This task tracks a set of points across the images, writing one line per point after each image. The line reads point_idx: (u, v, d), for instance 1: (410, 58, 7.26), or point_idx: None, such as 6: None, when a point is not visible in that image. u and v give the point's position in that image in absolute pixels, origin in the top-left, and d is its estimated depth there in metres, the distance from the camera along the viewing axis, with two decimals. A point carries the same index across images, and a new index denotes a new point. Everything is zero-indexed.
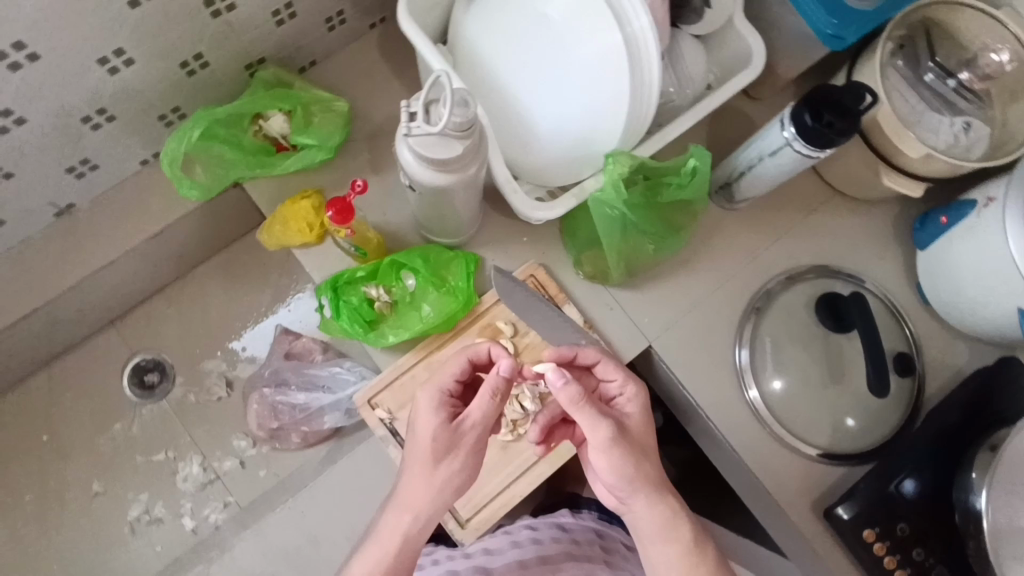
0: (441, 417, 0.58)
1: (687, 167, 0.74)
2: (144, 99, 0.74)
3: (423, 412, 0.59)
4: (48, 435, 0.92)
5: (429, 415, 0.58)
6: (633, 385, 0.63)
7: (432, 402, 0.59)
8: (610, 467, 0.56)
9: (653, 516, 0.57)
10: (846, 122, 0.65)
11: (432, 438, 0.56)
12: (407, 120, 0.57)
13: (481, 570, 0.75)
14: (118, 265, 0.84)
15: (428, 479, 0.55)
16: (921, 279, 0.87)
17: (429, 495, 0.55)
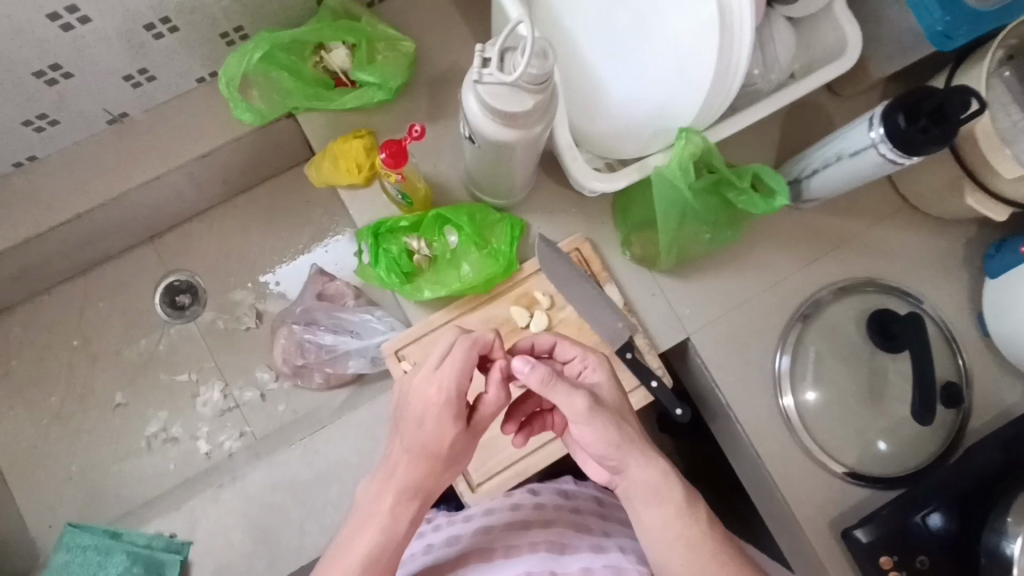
0: (453, 422, 0.54)
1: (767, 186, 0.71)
2: (209, 13, 0.72)
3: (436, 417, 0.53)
4: (78, 340, 0.93)
5: (440, 418, 0.53)
6: (595, 356, 0.61)
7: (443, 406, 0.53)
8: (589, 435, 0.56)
9: (644, 478, 0.57)
10: (944, 129, 0.60)
11: (446, 441, 0.54)
12: (480, 65, 0.53)
13: (482, 529, 0.69)
14: (164, 181, 0.83)
15: (433, 473, 0.55)
16: (985, 308, 0.82)
17: (432, 483, 0.55)
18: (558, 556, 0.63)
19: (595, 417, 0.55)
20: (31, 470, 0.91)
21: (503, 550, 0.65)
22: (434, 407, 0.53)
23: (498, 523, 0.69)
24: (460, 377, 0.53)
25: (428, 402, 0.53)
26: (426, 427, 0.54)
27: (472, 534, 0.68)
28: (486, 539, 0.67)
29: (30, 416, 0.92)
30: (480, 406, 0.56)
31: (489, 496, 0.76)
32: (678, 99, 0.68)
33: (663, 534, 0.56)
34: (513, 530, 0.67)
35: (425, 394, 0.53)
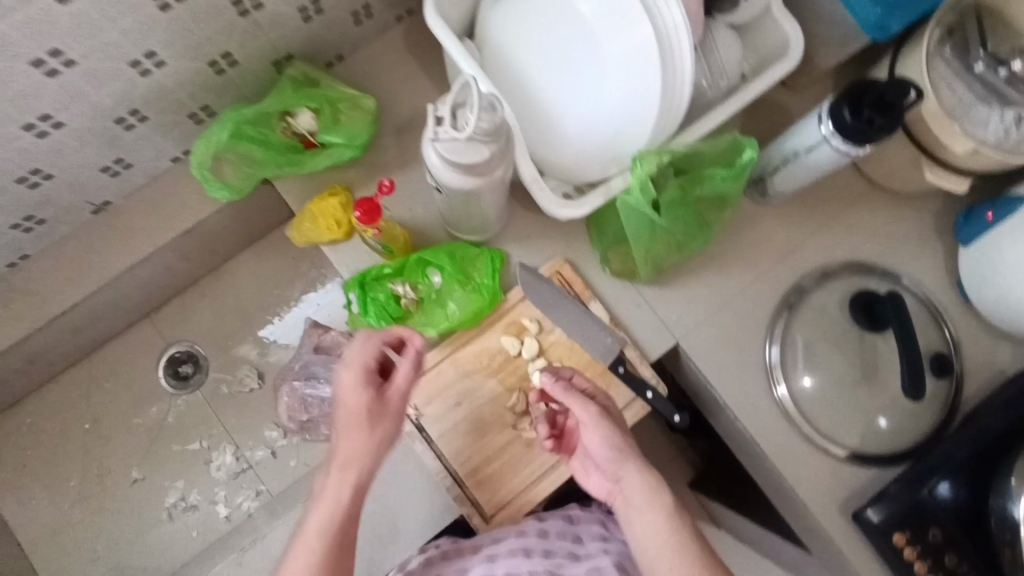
0: (368, 390, 0.64)
1: (742, 159, 0.72)
2: (175, 98, 0.75)
3: (352, 389, 0.64)
4: (89, 423, 0.96)
5: (358, 386, 0.64)
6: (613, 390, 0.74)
7: (356, 379, 0.64)
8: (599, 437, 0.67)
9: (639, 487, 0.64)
10: (888, 118, 0.62)
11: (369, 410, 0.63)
12: (434, 124, 0.56)
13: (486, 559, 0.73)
14: (152, 260, 0.86)
15: (365, 441, 0.63)
16: (963, 276, 0.83)
17: (370, 452, 0.64)
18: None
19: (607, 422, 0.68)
20: (59, 556, 0.93)
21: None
22: (350, 381, 0.64)
23: (502, 551, 0.73)
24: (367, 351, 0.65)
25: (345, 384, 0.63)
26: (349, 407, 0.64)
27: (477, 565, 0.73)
28: (489, 571, 0.72)
29: (50, 504, 0.94)
30: (392, 385, 0.65)
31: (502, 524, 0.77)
32: (631, 120, 0.70)
33: (657, 538, 0.62)
34: (516, 559, 0.72)
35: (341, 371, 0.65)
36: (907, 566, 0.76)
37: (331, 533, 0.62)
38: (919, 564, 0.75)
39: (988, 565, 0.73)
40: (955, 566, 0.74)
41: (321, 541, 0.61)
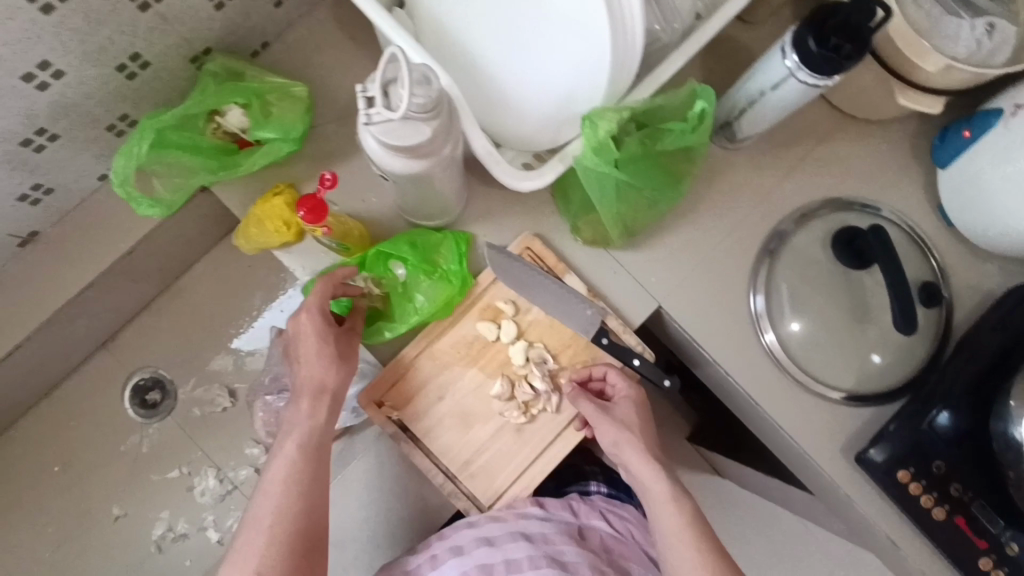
0: (331, 331, 0.69)
1: (696, 110, 0.69)
2: (87, 110, 0.69)
3: (317, 330, 0.68)
4: (59, 464, 0.91)
5: (324, 327, 0.69)
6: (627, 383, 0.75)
7: (320, 321, 0.69)
8: (608, 434, 0.72)
9: (650, 481, 0.71)
10: (856, 44, 0.58)
11: (325, 341, 0.68)
12: (365, 106, 0.50)
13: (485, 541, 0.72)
14: (95, 288, 0.80)
15: (324, 367, 0.68)
16: (944, 200, 0.81)
17: (331, 379, 0.69)
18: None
19: (616, 421, 0.73)
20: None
21: (505, 567, 0.72)
22: (316, 324, 0.68)
23: (502, 534, 0.72)
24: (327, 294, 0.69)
25: (308, 324, 0.68)
26: (308, 342, 0.69)
27: (476, 548, 0.72)
28: (490, 555, 0.72)
29: (30, 553, 0.90)
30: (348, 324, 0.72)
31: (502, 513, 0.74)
32: (584, 76, 0.65)
33: (669, 526, 0.69)
34: (518, 544, 0.72)
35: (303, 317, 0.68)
36: (915, 501, 0.75)
37: (303, 454, 0.67)
38: (926, 497, 0.74)
39: (993, 489, 0.73)
40: (960, 494, 0.74)
41: (295, 462, 0.67)
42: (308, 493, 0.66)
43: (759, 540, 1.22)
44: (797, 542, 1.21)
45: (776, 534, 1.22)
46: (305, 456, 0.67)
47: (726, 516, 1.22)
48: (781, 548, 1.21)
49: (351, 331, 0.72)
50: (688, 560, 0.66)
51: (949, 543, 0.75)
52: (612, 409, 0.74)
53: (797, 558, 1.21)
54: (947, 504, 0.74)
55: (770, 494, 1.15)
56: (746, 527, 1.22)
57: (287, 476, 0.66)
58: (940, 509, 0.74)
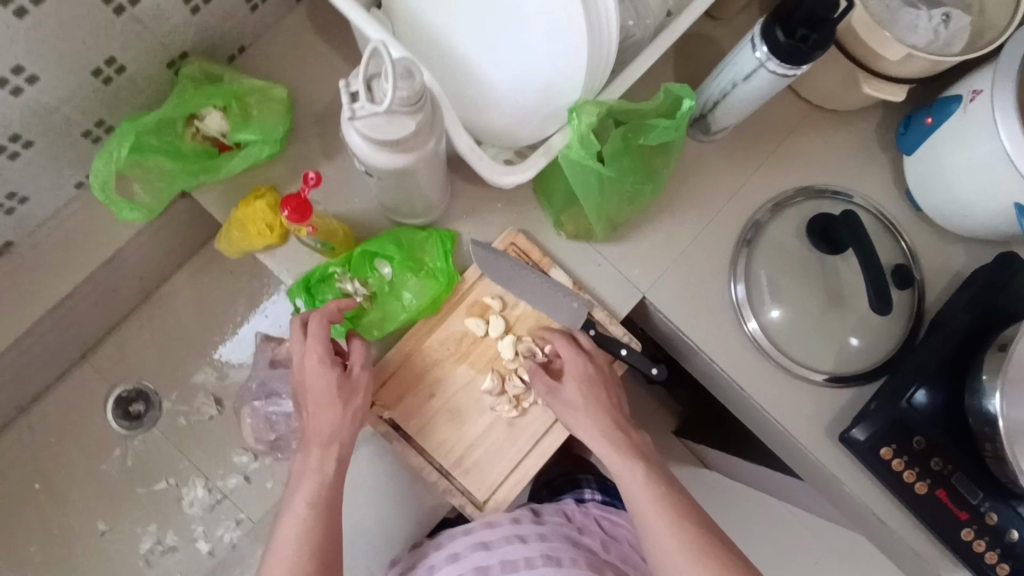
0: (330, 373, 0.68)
1: (683, 109, 0.70)
2: (62, 116, 0.68)
3: (316, 373, 0.68)
4: (40, 482, 0.89)
5: (321, 371, 0.68)
6: (578, 359, 0.75)
7: (319, 364, 0.68)
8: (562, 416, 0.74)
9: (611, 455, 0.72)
10: (821, 33, 0.60)
11: (334, 390, 0.68)
12: (349, 101, 0.50)
13: (482, 544, 0.74)
14: (73, 298, 0.79)
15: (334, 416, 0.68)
16: (911, 186, 0.83)
17: (341, 429, 0.68)
18: (555, 571, 0.73)
19: (567, 402, 0.74)
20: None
21: (502, 566, 0.73)
22: (314, 367, 0.68)
23: (497, 538, 0.75)
24: (324, 338, 0.69)
25: (311, 366, 0.68)
26: (316, 391, 0.68)
27: (474, 553, 0.74)
28: (487, 557, 0.74)
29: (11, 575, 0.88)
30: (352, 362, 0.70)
31: (496, 510, 0.74)
32: (563, 68, 0.66)
33: (637, 495, 0.70)
34: (513, 544, 0.74)
35: (305, 359, 0.69)
36: (898, 477, 0.77)
37: (315, 509, 0.66)
38: (908, 472, 0.76)
39: (970, 461, 0.76)
40: (941, 467, 0.76)
41: (308, 518, 0.66)
42: (322, 547, 0.65)
43: (748, 527, 1.24)
44: (784, 527, 1.23)
45: (764, 521, 1.24)
46: (318, 511, 0.66)
47: (715, 505, 1.24)
48: (770, 533, 1.23)
49: (361, 374, 0.70)
50: (657, 525, 0.68)
51: (932, 516, 0.76)
52: (563, 388, 0.74)
53: (786, 542, 1.23)
54: (929, 478, 0.76)
55: (756, 481, 1.17)
56: (735, 515, 1.24)
57: (301, 534, 0.65)
58: (923, 483, 0.76)
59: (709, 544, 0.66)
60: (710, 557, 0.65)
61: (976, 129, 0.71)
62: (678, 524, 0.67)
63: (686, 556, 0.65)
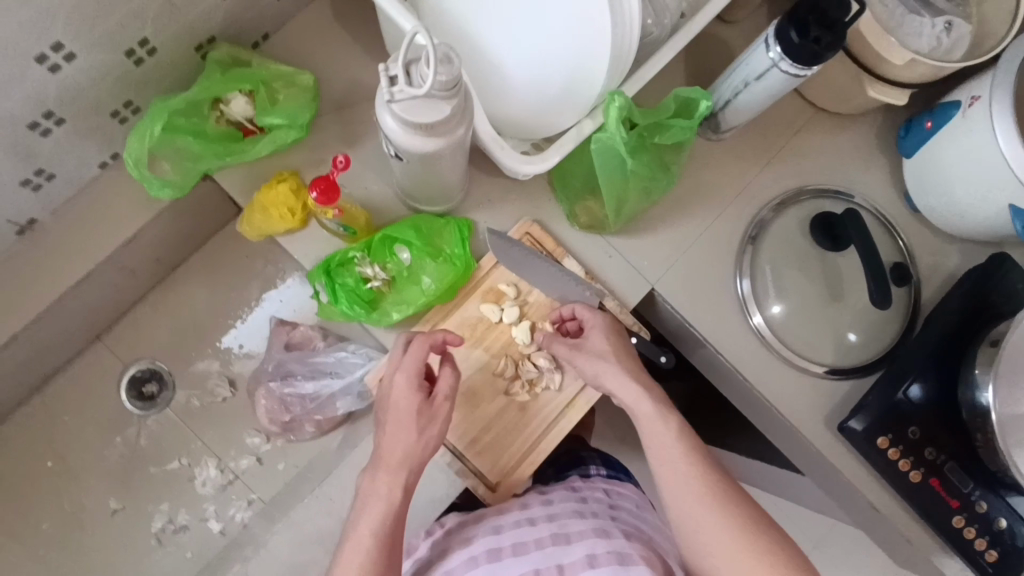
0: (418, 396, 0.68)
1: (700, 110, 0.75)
2: (92, 96, 0.70)
3: (401, 394, 0.68)
4: (53, 460, 0.93)
5: (409, 391, 0.68)
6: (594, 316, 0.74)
7: (406, 385, 0.68)
8: (585, 369, 0.72)
9: (632, 394, 0.68)
10: (834, 35, 0.63)
11: (415, 414, 0.67)
12: (388, 84, 0.52)
13: (492, 529, 0.72)
14: (94, 278, 0.81)
15: (411, 441, 0.67)
16: (909, 186, 0.87)
17: (414, 453, 0.67)
18: (565, 547, 0.68)
19: (591, 352, 0.71)
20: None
21: (513, 549, 0.69)
22: (402, 387, 0.68)
23: (507, 521, 0.72)
24: (416, 361, 0.69)
25: (398, 386, 0.68)
26: (398, 414, 0.68)
27: (484, 538, 0.71)
28: (497, 540, 0.71)
29: (27, 547, 0.91)
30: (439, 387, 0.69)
31: (509, 493, 0.77)
32: (584, 67, 0.69)
33: (653, 429, 0.66)
34: (522, 527, 0.71)
35: (394, 378, 0.69)
36: (893, 466, 0.80)
37: (379, 536, 0.64)
38: (903, 461, 0.79)
39: (962, 451, 0.79)
40: (934, 457, 0.79)
41: (371, 546, 0.63)
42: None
43: None
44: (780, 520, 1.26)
45: None
46: (381, 540, 0.63)
47: None
48: None
49: (445, 404, 0.69)
50: (665, 456, 0.65)
51: (926, 504, 0.79)
52: (586, 342, 0.73)
53: None
54: (923, 467, 0.79)
55: (752, 475, 1.20)
56: None
57: (363, 563, 0.62)
58: (916, 472, 0.79)
59: (714, 478, 0.64)
60: (716, 493, 0.63)
61: (974, 132, 0.74)
62: (688, 455, 0.65)
63: (688, 484, 0.63)
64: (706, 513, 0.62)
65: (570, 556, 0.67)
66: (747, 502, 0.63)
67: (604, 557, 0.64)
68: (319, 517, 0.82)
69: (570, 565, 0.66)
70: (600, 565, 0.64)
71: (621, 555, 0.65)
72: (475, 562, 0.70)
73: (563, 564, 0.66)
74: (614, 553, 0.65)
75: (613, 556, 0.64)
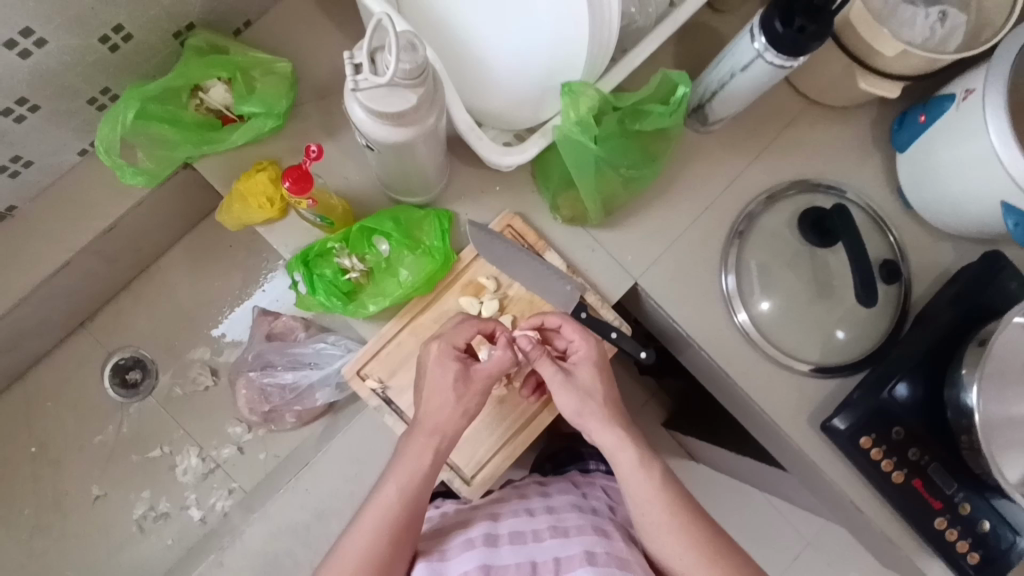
0: (457, 367, 0.68)
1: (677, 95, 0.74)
2: (67, 81, 0.71)
3: (437, 366, 0.69)
4: (36, 446, 1.00)
5: (445, 370, 0.68)
6: (584, 345, 0.73)
7: (441, 357, 0.69)
8: (569, 403, 0.70)
9: (607, 437, 0.69)
10: (818, 23, 0.62)
11: (454, 381, 0.68)
12: (352, 73, 0.51)
13: (490, 523, 0.72)
14: (73, 265, 0.83)
15: (448, 407, 0.67)
16: (903, 183, 0.85)
17: (451, 421, 0.68)
18: (563, 541, 0.69)
19: (577, 389, 0.70)
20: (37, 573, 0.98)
21: (510, 537, 0.70)
22: (438, 357, 0.69)
23: (506, 513, 0.74)
24: (460, 336, 0.70)
25: (438, 351, 0.69)
26: (434, 378, 0.69)
27: (481, 523, 0.72)
28: (495, 528, 0.71)
29: (20, 523, 0.99)
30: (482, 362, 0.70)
31: (484, 484, 0.77)
32: (563, 51, 0.69)
33: (628, 479, 0.68)
34: (519, 518, 0.73)
35: (432, 347, 0.70)
36: (876, 466, 0.78)
37: (404, 502, 0.65)
38: (886, 462, 0.78)
39: (946, 453, 0.78)
40: (918, 458, 0.78)
41: (397, 506, 0.65)
42: (400, 539, 0.64)
43: (730, 518, 1.27)
44: (769, 516, 1.27)
45: (748, 512, 1.27)
46: (405, 502, 0.65)
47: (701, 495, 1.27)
48: (754, 523, 1.27)
49: (479, 381, 0.69)
50: (642, 501, 0.67)
51: (908, 504, 0.78)
52: (573, 373, 0.72)
53: (768, 533, 1.27)
54: (906, 468, 0.78)
55: (741, 472, 1.20)
56: (718, 504, 1.27)
57: (387, 517, 0.64)
58: (898, 473, 0.78)
59: (696, 524, 0.66)
60: (699, 541, 0.65)
61: (961, 127, 0.73)
62: (667, 502, 0.67)
63: (671, 528, 0.66)
64: (691, 560, 0.65)
65: (566, 552, 0.67)
66: (729, 549, 0.66)
67: (604, 556, 0.67)
68: (296, 509, 0.98)
69: (567, 561, 0.67)
70: (599, 563, 0.66)
71: (619, 559, 0.67)
72: (470, 545, 0.69)
73: (561, 559, 0.67)
74: (613, 555, 0.67)
75: (612, 557, 0.67)
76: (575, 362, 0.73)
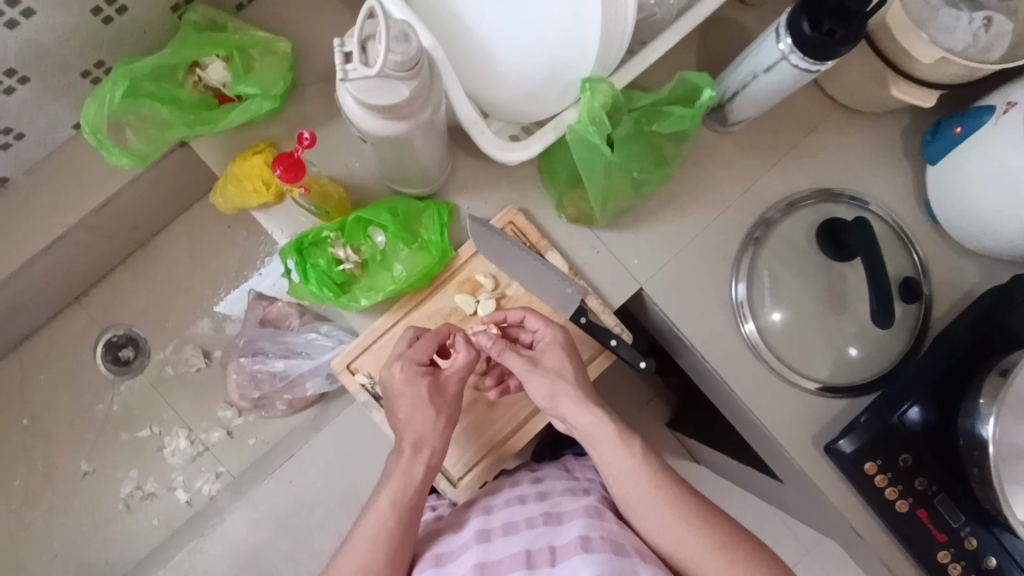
0: (422, 380, 0.66)
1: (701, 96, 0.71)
2: (59, 54, 0.69)
3: (402, 383, 0.67)
4: (27, 418, 1.00)
5: (412, 381, 0.66)
6: (546, 329, 0.71)
7: (405, 373, 0.67)
8: (540, 389, 0.68)
9: (582, 417, 0.67)
10: (849, 28, 0.58)
11: (422, 396, 0.66)
12: (342, 61, 0.48)
13: (482, 517, 0.69)
14: (63, 242, 0.82)
15: (421, 420, 0.66)
16: (931, 197, 0.79)
17: (431, 433, 0.66)
18: (556, 528, 0.66)
19: (548, 372, 0.68)
20: (24, 545, 0.99)
21: (503, 529, 0.67)
22: (401, 374, 0.67)
23: (499, 502, 0.71)
24: (420, 352, 0.68)
25: (399, 372, 0.66)
26: (401, 397, 0.66)
27: (473, 522, 0.69)
28: (488, 522, 0.68)
29: (10, 493, 1.00)
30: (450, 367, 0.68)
31: (471, 488, 0.76)
32: (575, 44, 0.65)
33: (612, 458, 0.66)
34: (511, 508, 0.70)
35: (393, 368, 0.67)
36: (879, 493, 0.75)
37: (399, 512, 0.64)
38: (890, 489, 0.74)
39: (954, 484, 0.74)
40: (925, 487, 0.74)
41: (391, 517, 0.64)
42: (396, 552, 0.63)
43: None
44: (765, 529, 1.24)
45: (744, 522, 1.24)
46: (399, 514, 0.64)
47: None
48: None
49: (450, 388, 0.68)
50: (628, 476, 0.65)
51: (910, 534, 0.75)
52: (540, 358, 0.69)
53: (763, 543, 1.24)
54: (911, 497, 0.74)
55: (739, 482, 1.18)
56: None
57: (382, 529, 0.63)
58: (903, 501, 0.74)
59: (683, 498, 0.64)
60: (689, 513, 0.63)
61: (999, 142, 0.68)
62: (651, 475, 0.65)
63: (659, 504, 0.64)
64: (683, 533, 0.62)
65: (562, 539, 0.64)
66: (740, 535, 0.63)
67: (599, 542, 0.62)
68: (281, 497, 0.98)
69: (563, 549, 0.62)
70: (595, 549, 0.61)
71: (614, 542, 0.62)
72: (466, 546, 0.67)
73: (556, 544, 0.64)
74: (608, 539, 0.63)
75: (607, 542, 0.62)
76: (540, 348, 0.71)
